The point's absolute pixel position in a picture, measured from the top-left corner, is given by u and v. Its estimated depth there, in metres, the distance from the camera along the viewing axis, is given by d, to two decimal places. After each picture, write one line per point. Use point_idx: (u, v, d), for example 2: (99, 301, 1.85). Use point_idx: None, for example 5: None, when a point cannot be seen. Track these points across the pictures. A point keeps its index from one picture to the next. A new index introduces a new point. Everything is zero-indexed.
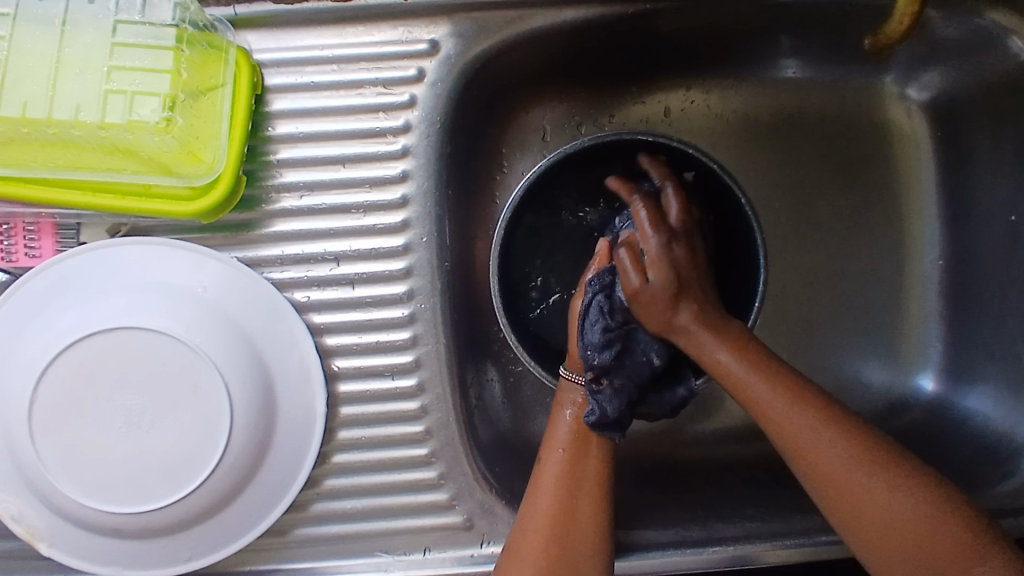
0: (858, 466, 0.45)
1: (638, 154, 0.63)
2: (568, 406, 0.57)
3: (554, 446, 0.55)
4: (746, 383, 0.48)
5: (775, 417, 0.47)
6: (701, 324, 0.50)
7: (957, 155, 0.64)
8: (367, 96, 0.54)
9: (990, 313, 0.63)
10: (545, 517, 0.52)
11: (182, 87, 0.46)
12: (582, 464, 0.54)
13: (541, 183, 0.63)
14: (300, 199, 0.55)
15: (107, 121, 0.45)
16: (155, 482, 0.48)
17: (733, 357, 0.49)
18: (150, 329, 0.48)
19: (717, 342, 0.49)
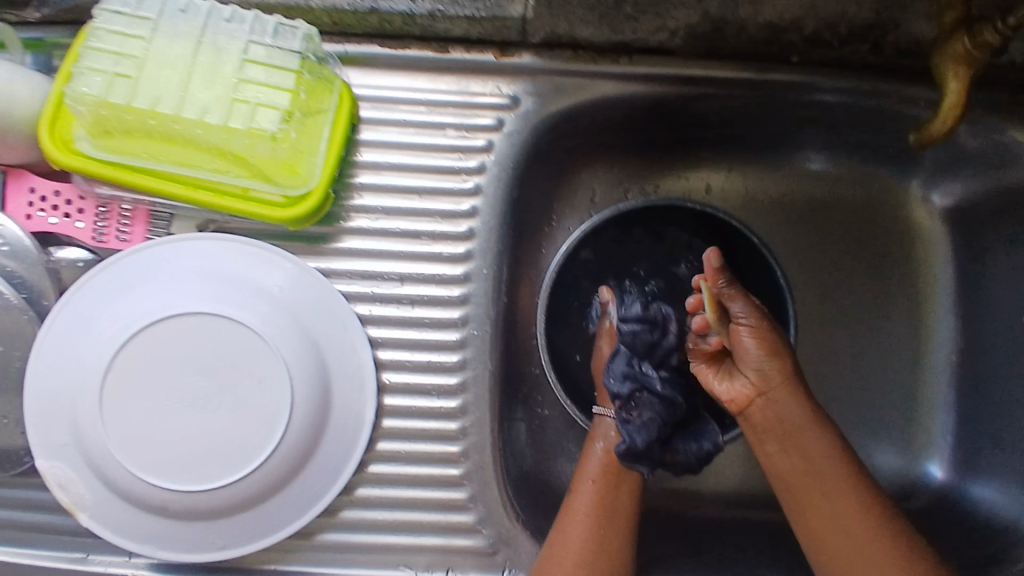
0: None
1: (683, 220, 0.68)
2: (599, 439, 0.60)
3: (586, 479, 0.59)
4: (823, 486, 0.53)
5: (841, 520, 0.51)
6: (803, 415, 0.54)
7: (973, 259, 0.70)
8: (449, 137, 0.60)
9: (998, 408, 0.67)
10: (575, 545, 0.55)
11: (298, 105, 0.52)
12: (612, 498, 0.58)
13: (593, 235, 0.68)
14: (375, 221, 0.59)
15: (229, 125, 0.49)
16: (209, 465, 0.51)
17: (827, 457, 0.53)
18: (230, 321, 0.52)
19: (813, 436, 0.54)
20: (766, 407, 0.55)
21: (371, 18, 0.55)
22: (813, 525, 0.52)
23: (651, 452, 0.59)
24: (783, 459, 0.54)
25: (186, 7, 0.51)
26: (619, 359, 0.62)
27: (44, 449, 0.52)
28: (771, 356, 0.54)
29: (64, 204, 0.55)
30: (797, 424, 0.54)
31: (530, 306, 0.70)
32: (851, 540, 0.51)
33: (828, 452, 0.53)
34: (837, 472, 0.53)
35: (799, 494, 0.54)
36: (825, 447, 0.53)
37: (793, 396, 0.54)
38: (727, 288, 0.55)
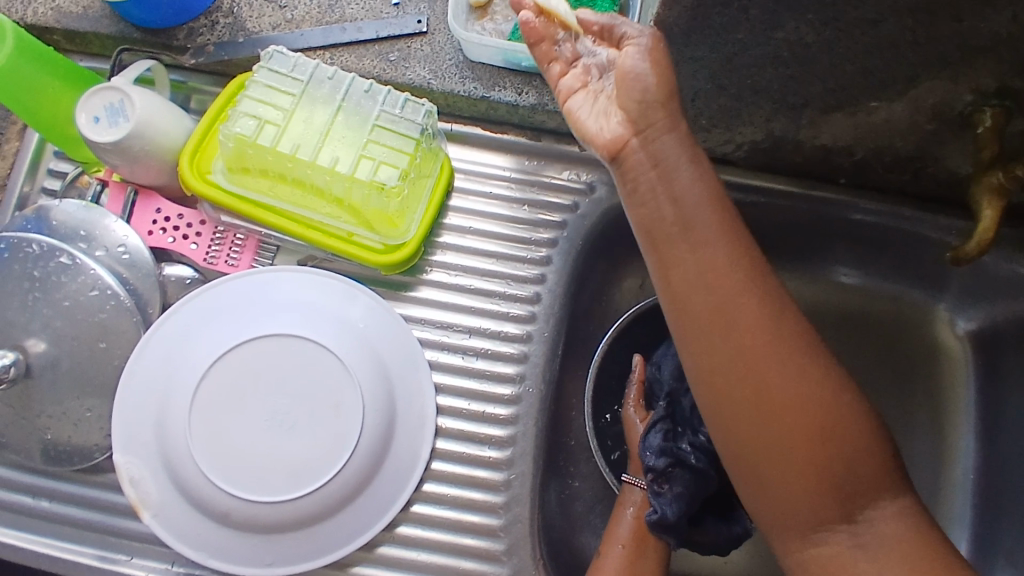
0: (798, 379, 0.47)
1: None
2: (629, 505, 0.64)
3: (617, 544, 0.62)
4: (702, 258, 0.48)
5: (727, 297, 0.47)
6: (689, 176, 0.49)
7: (993, 382, 0.74)
8: (528, 211, 0.67)
9: (1015, 530, 0.69)
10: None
11: (413, 168, 0.59)
12: (640, 564, 0.61)
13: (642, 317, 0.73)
14: (453, 276, 0.66)
15: (353, 177, 0.57)
16: (278, 479, 0.55)
17: (698, 197, 0.49)
18: (318, 348, 0.58)
19: (695, 190, 0.49)
20: (640, 152, 0.49)
21: (481, 104, 0.63)
22: (680, 297, 0.48)
23: (681, 525, 0.61)
24: (655, 210, 0.49)
25: (332, 75, 0.59)
26: (654, 434, 0.65)
27: (125, 445, 0.56)
28: (652, 101, 0.48)
29: (183, 225, 0.63)
30: (654, 136, 0.49)
31: (575, 376, 0.75)
32: (736, 324, 0.47)
33: (700, 196, 0.48)
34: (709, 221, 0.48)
35: (673, 264, 0.49)
36: (697, 187, 0.49)
37: (671, 139, 0.49)
38: (620, 21, 0.51)
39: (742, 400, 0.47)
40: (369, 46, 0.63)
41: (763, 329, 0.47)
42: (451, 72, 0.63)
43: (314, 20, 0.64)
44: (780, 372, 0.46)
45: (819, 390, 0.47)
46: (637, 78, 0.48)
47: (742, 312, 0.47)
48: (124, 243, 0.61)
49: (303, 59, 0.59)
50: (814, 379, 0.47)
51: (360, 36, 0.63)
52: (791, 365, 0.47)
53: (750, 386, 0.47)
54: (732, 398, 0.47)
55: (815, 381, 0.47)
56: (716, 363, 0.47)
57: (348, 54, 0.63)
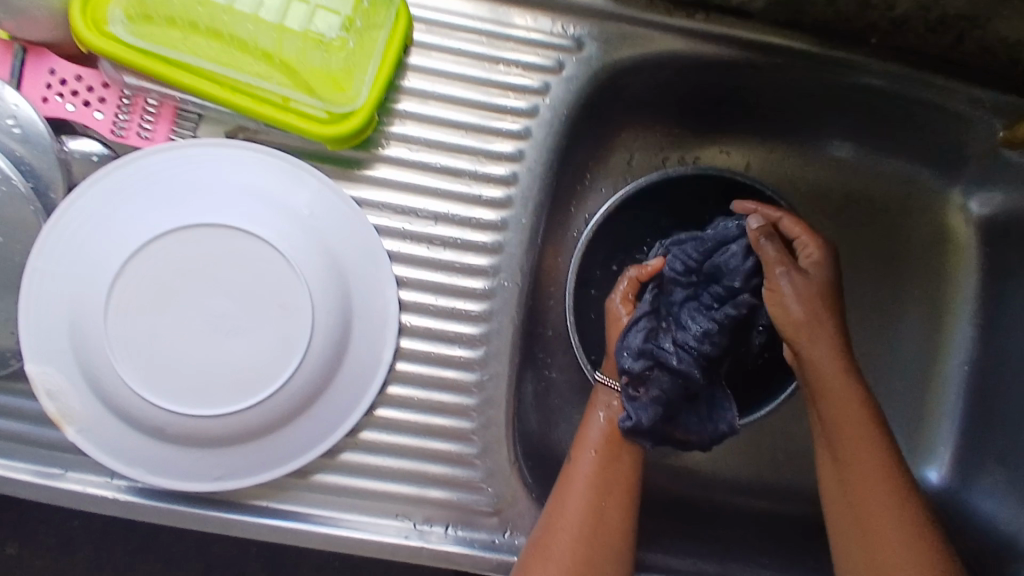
0: (901, 519, 0.50)
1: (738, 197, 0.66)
2: (601, 408, 0.58)
3: (590, 447, 0.57)
4: (840, 414, 0.51)
5: (854, 458, 0.50)
6: (836, 368, 0.50)
7: (997, 273, 0.69)
8: (501, 73, 0.56)
9: (1005, 422, 0.67)
10: (575, 520, 0.53)
11: (358, 15, 0.50)
12: (613, 470, 0.56)
13: (635, 200, 0.66)
14: (415, 152, 0.56)
15: (285, 24, 0.49)
16: (217, 389, 0.48)
17: (832, 379, 0.50)
18: (254, 237, 0.49)
19: (848, 381, 0.50)
20: (804, 354, 0.51)
21: None
22: (832, 447, 0.51)
23: (657, 431, 0.56)
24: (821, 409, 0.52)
25: None
26: (635, 331, 0.57)
27: (35, 353, 0.48)
28: (821, 306, 0.51)
29: (82, 88, 0.51)
30: (818, 335, 0.51)
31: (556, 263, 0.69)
32: (850, 465, 0.51)
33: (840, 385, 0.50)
34: (850, 394, 0.50)
35: (821, 412, 0.52)
36: (836, 361, 0.51)
37: (823, 344, 0.51)
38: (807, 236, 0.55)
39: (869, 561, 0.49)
40: None
41: (877, 467, 0.50)
42: None
43: None
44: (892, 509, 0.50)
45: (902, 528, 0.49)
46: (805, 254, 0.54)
47: (840, 448, 0.51)
48: (10, 111, 0.50)
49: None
50: (915, 528, 0.49)
51: None
52: (891, 508, 0.50)
53: (854, 519, 0.50)
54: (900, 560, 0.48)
55: (902, 528, 0.49)
56: (861, 522, 0.50)
57: None
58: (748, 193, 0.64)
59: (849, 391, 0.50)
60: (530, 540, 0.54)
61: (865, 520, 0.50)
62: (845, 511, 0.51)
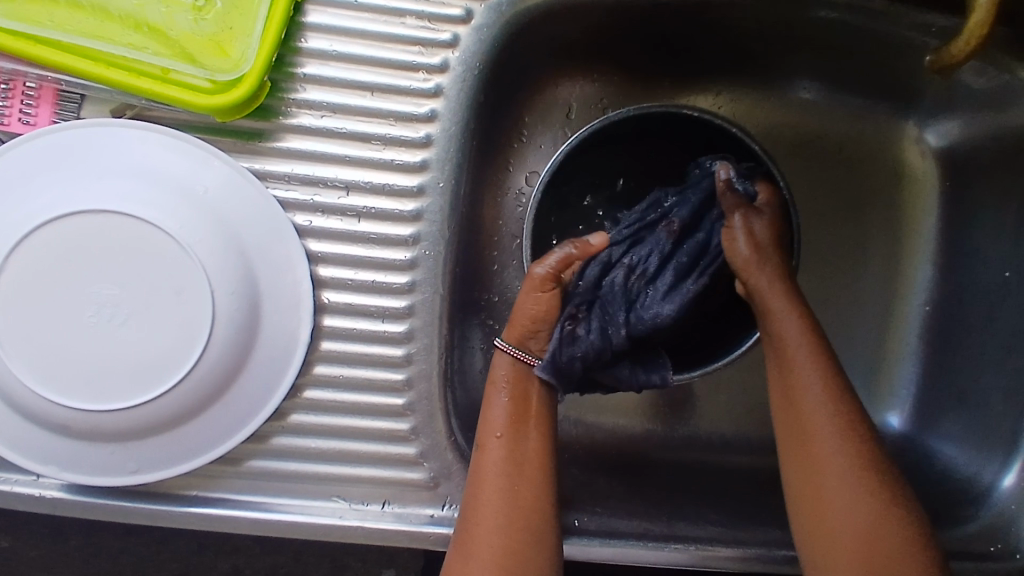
0: (847, 462, 0.46)
1: (687, 136, 0.62)
2: (500, 386, 0.52)
3: (491, 432, 0.51)
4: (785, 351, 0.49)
5: (802, 409, 0.48)
6: (785, 319, 0.49)
7: (959, 209, 0.67)
8: (407, 26, 0.53)
9: (967, 361, 0.65)
10: (493, 507, 0.48)
11: None
12: (522, 448, 0.50)
13: (583, 151, 0.62)
14: (320, 118, 0.52)
15: None
16: (119, 381, 0.46)
17: (791, 329, 0.49)
18: (143, 219, 0.46)
19: (784, 327, 0.49)
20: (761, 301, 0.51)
21: None
22: (787, 396, 0.49)
23: (571, 370, 0.54)
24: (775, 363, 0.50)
25: None
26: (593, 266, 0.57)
27: None
28: (757, 267, 0.51)
29: None
30: (763, 291, 0.51)
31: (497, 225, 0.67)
32: (803, 413, 0.48)
33: (799, 335, 0.49)
34: (810, 348, 0.48)
35: (779, 367, 0.50)
36: (796, 315, 0.49)
37: (776, 291, 0.50)
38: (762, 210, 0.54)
39: (808, 492, 0.47)
40: None
41: (822, 407, 0.47)
42: None
43: None
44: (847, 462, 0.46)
45: (858, 484, 0.46)
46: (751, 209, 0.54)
47: (789, 401, 0.49)
48: None
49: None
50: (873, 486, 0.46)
51: None
52: (847, 463, 0.46)
53: (806, 469, 0.47)
54: (836, 493, 0.46)
55: (856, 482, 0.46)
56: (800, 453, 0.48)
57: None
58: (706, 133, 0.60)
59: (809, 346, 0.49)
60: (458, 538, 0.49)
61: (815, 470, 0.47)
62: (799, 463, 0.48)
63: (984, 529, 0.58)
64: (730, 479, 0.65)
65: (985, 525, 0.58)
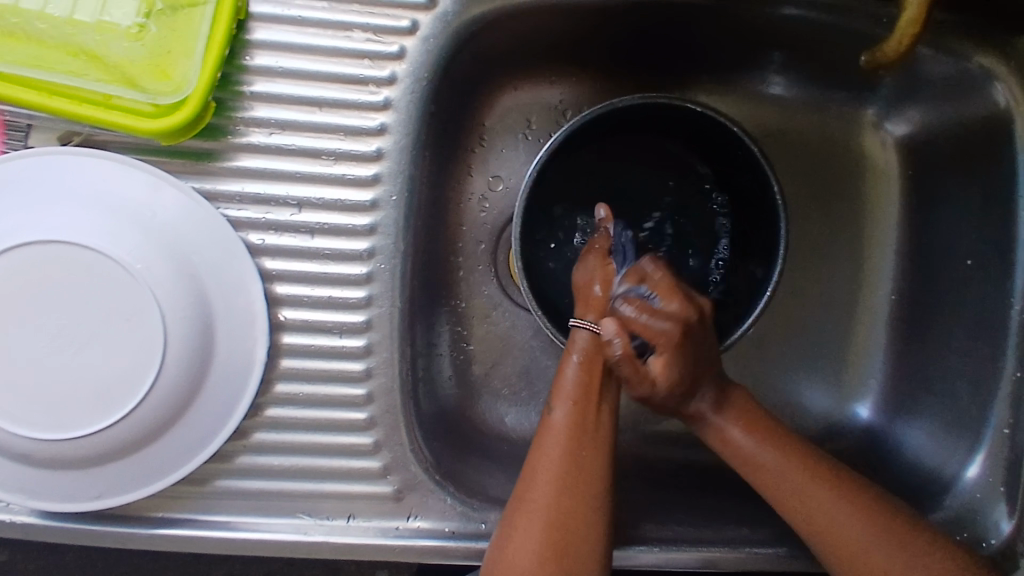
0: (881, 542, 0.50)
1: (665, 123, 0.62)
2: (575, 351, 0.52)
3: (564, 399, 0.52)
4: (750, 456, 0.53)
5: (817, 512, 0.52)
6: (742, 435, 0.54)
7: (922, 200, 0.67)
8: (354, 40, 0.52)
9: (934, 353, 0.65)
10: (552, 471, 0.50)
11: None
12: (590, 420, 0.51)
13: (569, 147, 0.61)
14: (269, 136, 0.52)
15: (76, 19, 0.46)
16: (75, 409, 0.46)
17: (741, 444, 0.53)
18: (93, 249, 0.46)
19: (733, 424, 0.54)
20: (720, 438, 0.54)
21: None
22: (791, 504, 0.52)
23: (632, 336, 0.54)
24: (769, 478, 0.53)
25: None
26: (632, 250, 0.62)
27: None
28: (676, 360, 0.51)
29: None
30: (693, 406, 0.54)
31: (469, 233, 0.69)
32: (819, 511, 0.51)
33: (756, 447, 0.53)
34: (775, 453, 0.53)
35: (767, 478, 0.53)
36: (741, 425, 0.54)
37: (719, 416, 0.54)
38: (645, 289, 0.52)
39: (841, 553, 0.51)
40: None
41: (806, 484, 0.52)
42: None
43: None
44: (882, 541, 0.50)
45: (901, 555, 0.50)
46: (698, 339, 0.51)
47: (796, 510, 0.52)
48: None
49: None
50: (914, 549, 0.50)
51: None
52: (884, 538, 0.50)
53: (853, 564, 0.51)
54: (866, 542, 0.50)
55: (898, 559, 0.50)
56: (817, 523, 0.52)
57: None
58: (681, 118, 0.60)
59: (779, 445, 0.53)
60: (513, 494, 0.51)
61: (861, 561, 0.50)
62: (844, 557, 0.51)
63: (950, 520, 0.58)
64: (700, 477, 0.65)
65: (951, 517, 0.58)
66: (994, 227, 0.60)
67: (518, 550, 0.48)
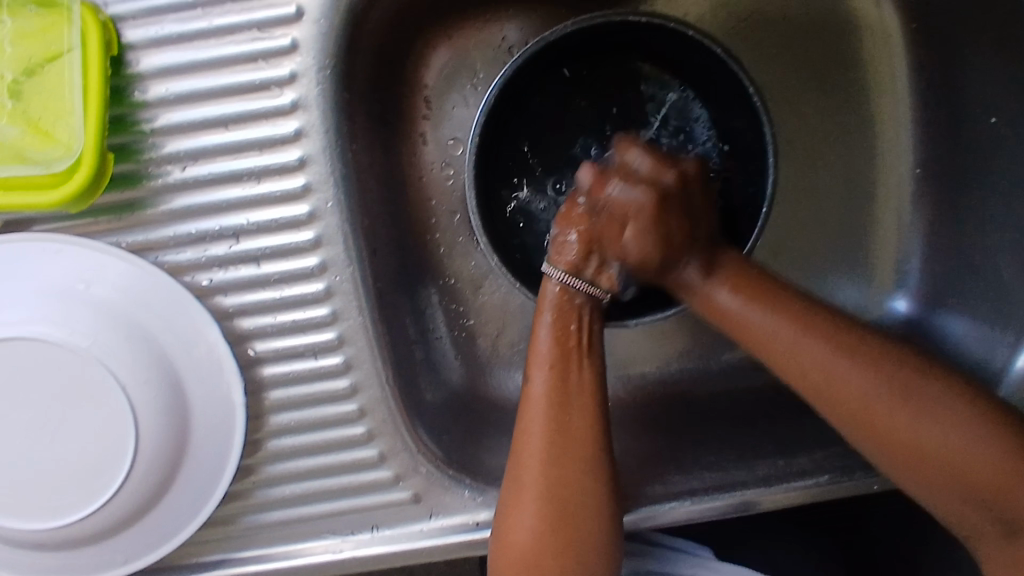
0: (908, 409, 0.42)
1: (617, 40, 0.55)
2: (548, 309, 0.48)
3: (541, 366, 0.47)
4: (754, 327, 0.45)
5: (830, 381, 0.44)
6: (733, 298, 0.46)
7: (931, 53, 0.58)
8: (241, 43, 0.47)
9: (972, 224, 0.58)
10: (540, 449, 0.46)
11: (9, 65, 0.44)
12: (571, 376, 0.47)
13: (515, 90, 0.55)
14: (184, 171, 0.49)
15: None
16: (68, 493, 0.47)
17: (739, 298, 0.46)
18: (36, 337, 0.45)
19: (724, 291, 0.46)
20: (702, 295, 0.47)
21: None
22: (801, 374, 0.44)
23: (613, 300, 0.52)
24: (761, 346, 0.45)
25: None
26: None
27: None
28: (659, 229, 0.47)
29: None
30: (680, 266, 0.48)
31: (438, 204, 0.62)
32: (834, 374, 0.43)
33: (749, 309, 0.46)
34: (776, 321, 0.45)
35: (766, 343, 0.45)
36: (733, 291, 0.46)
37: (708, 285, 0.47)
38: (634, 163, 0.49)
39: (855, 416, 0.44)
40: None
41: (827, 350, 0.44)
42: None
43: None
44: (916, 418, 0.42)
45: (936, 422, 0.42)
46: (687, 205, 0.48)
47: (807, 351, 0.44)
48: None
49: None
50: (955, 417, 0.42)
51: None
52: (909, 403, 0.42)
53: (872, 431, 0.43)
54: (896, 421, 0.43)
55: (934, 428, 0.42)
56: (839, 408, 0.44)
57: None
58: (633, 30, 0.53)
59: (777, 295, 0.45)
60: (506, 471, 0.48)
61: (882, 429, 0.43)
62: (856, 416, 0.44)
63: None
64: (731, 408, 0.62)
65: None
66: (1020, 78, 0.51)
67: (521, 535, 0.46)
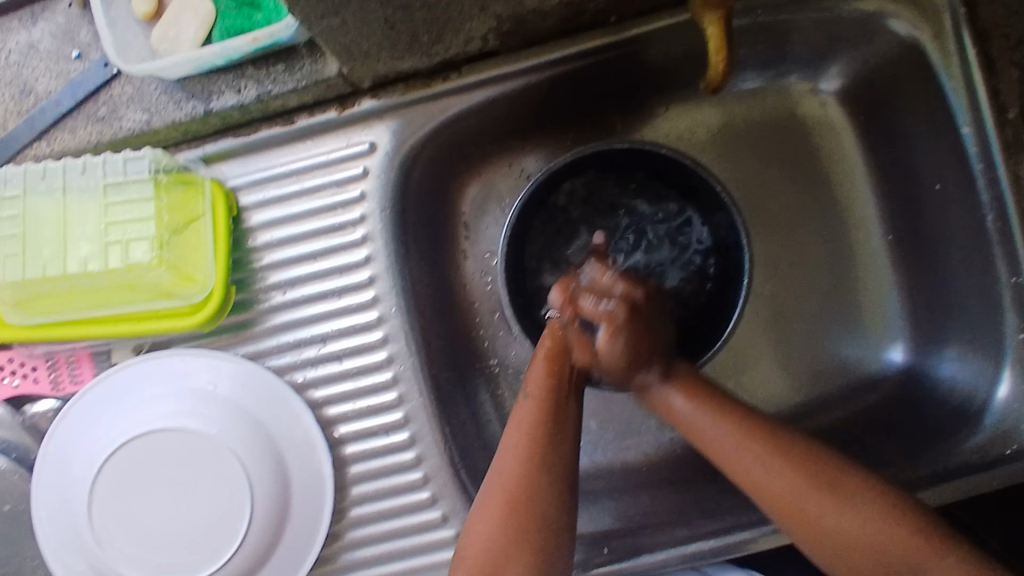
0: (837, 509, 0.51)
1: (607, 162, 0.69)
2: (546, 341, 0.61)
3: (538, 385, 0.58)
4: (692, 422, 0.56)
5: (760, 486, 0.53)
6: (687, 404, 0.57)
7: (878, 141, 0.70)
8: (325, 198, 0.63)
9: (940, 277, 0.67)
10: (525, 437, 0.55)
11: (165, 228, 0.58)
12: (559, 398, 0.57)
13: (532, 208, 0.69)
14: (285, 294, 0.64)
15: (110, 267, 0.57)
16: (200, 555, 0.58)
17: (687, 413, 0.57)
18: (177, 427, 0.59)
19: (676, 395, 0.57)
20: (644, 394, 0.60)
21: (210, 120, 0.60)
22: (735, 471, 0.54)
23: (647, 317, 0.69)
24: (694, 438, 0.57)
25: (45, 173, 0.58)
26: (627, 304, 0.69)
27: None
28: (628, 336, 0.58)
29: (20, 366, 0.63)
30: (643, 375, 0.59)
31: (479, 306, 0.74)
32: (766, 476, 0.52)
33: (692, 413, 0.56)
34: (720, 433, 0.55)
35: (709, 442, 0.56)
36: (687, 402, 0.57)
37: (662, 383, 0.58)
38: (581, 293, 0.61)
39: (783, 510, 0.52)
40: (75, 114, 0.60)
41: (767, 467, 0.53)
42: (163, 103, 0.59)
43: (17, 115, 0.61)
44: (840, 519, 0.50)
45: (859, 520, 0.50)
46: (646, 313, 0.60)
47: (747, 454, 0.54)
48: None
49: (10, 170, 0.58)
50: (874, 519, 0.50)
51: (62, 110, 0.60)
52: (833, 503, 0.51)
53: (799, 522, 0.52)
54: (833, 520, 0.50)
55: (852, 516, 0.50)
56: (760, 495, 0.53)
57: (61, 132, 0.60)
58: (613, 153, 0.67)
59: (719, 407, 0.56)
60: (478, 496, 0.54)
61: (810, 522, 0.51)
62: (781, 506, 0.52)
63: (997, 436, 0.60)
64: None
65: (997, 433, 0.61)
66: (948, 147, 0.61)
67: (499, 485, 0.53)
